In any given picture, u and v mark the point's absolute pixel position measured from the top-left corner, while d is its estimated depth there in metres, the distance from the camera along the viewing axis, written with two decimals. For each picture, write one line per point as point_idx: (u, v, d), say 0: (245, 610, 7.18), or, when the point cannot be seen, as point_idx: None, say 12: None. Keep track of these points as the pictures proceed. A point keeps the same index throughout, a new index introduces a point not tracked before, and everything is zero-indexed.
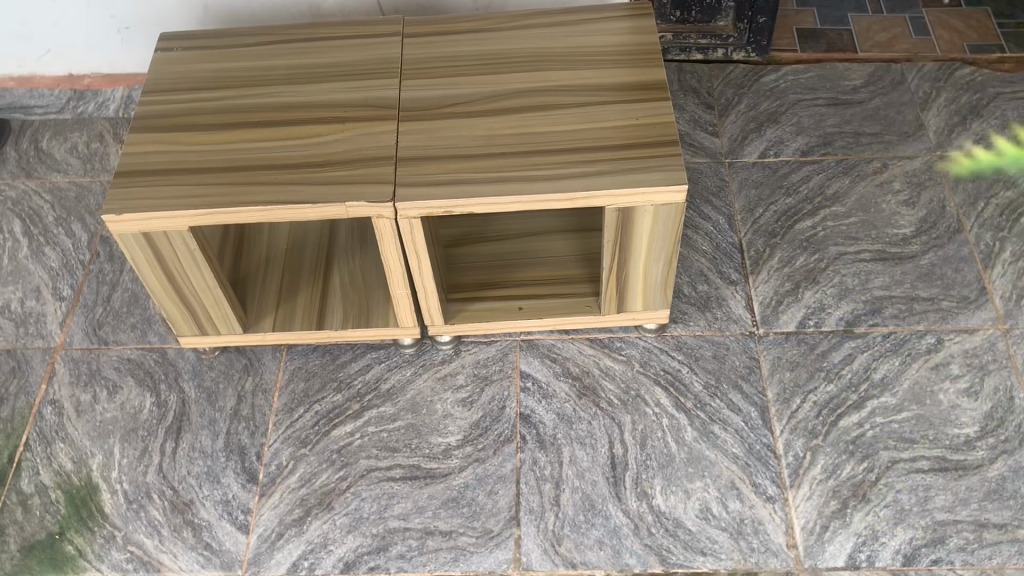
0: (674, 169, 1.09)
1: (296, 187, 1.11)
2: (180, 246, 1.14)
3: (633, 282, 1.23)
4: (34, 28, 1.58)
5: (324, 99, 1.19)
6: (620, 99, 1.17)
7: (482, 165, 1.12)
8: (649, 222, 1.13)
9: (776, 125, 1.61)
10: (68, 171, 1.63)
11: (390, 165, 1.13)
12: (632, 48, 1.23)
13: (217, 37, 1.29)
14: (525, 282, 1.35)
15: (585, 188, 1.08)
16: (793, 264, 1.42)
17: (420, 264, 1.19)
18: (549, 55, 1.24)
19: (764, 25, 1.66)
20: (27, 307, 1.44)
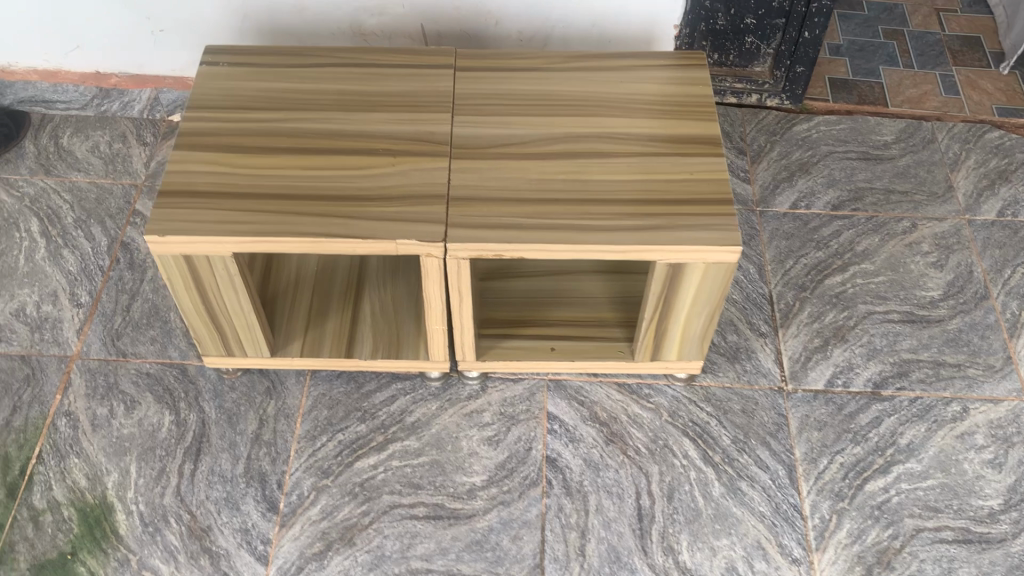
0: (729, 229, 1.08)
1: (346, 220, 1.08)
2: (221, 270, 1.11)
3: (672, 333, 1.22)
4: (65, 25, 1.54)
5: (375, 129, 1.17)
6: (674, 153, 1.16)
7: (534, 210, 1.10)
8: (697, 279, 1.12)
9: (808, 176, 1.62)
10: (89, 171, 1.59)
11: (441, 203, 1.11)
12: (686, 99, 1.22)
13: (264, 54, 1.26)
14: (558, 323, 1.34)
15: (639, 242, 1.07)
16: (823, 320, 1.42)
17: (461, 303, 1.17)
18: (602, 100, 1.23)
19: (801, 75, 1.66)
20: (43, 312, 1.41)
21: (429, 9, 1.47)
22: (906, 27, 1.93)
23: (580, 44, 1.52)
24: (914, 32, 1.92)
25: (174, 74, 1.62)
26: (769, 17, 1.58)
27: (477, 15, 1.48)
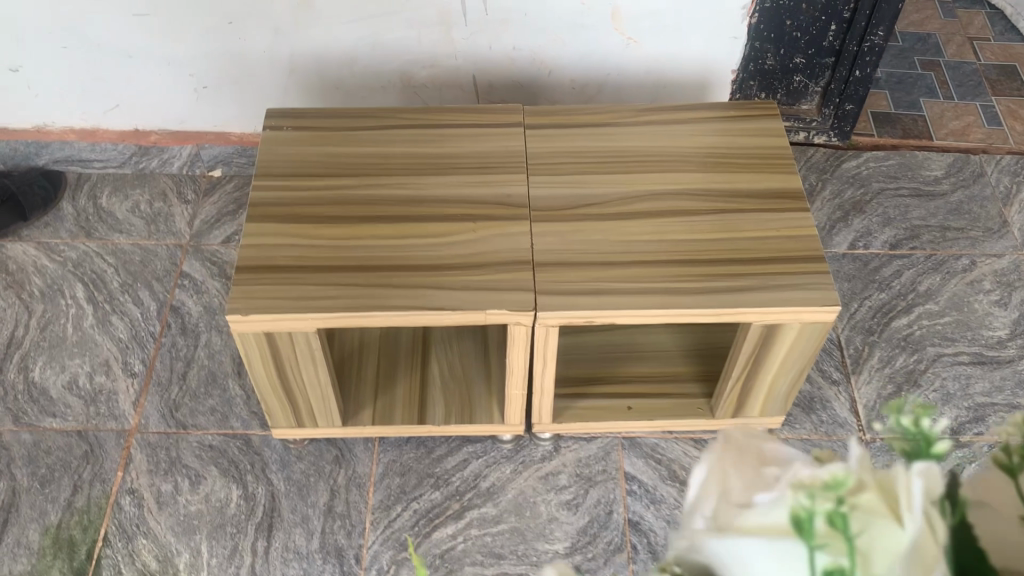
0: (825, 288, 1.05)
1: (432, 291, 1.05)
2: (301, 346, 1.08)
3: (758, 390, 1.19)
4: (105, 85, 1.49)
5: (452, 194, 1.14)
6: (759, 208, 1.13)
7: (624, 273, 1.07)
8: (790, 338, 1.09)
9: (863, 215, 1.61)
10: (131, 232, 1.55)
11: (527, 270, 1.08)
12: (763, 152, 1.20)
13: (328, 119, 1.24)
14: (632, 379, 1.30)
15: (736, 304, 1.04)
16: (893, 364, 1.40)
17: (544, 369, 1.14)
18: (678, 155, 1.20)
19: (850, 112, 1.65)
20: (96, 383, 1.36)
21: (482, 61, 1.44)
22: (941, 57, 1.93)
23: (632, 96, 1.50)
24: (950, 62, 1.92)
25: (216, 129, 1.56)
26: (818, 57, 1.55)
27: (532, 64, 1.45)
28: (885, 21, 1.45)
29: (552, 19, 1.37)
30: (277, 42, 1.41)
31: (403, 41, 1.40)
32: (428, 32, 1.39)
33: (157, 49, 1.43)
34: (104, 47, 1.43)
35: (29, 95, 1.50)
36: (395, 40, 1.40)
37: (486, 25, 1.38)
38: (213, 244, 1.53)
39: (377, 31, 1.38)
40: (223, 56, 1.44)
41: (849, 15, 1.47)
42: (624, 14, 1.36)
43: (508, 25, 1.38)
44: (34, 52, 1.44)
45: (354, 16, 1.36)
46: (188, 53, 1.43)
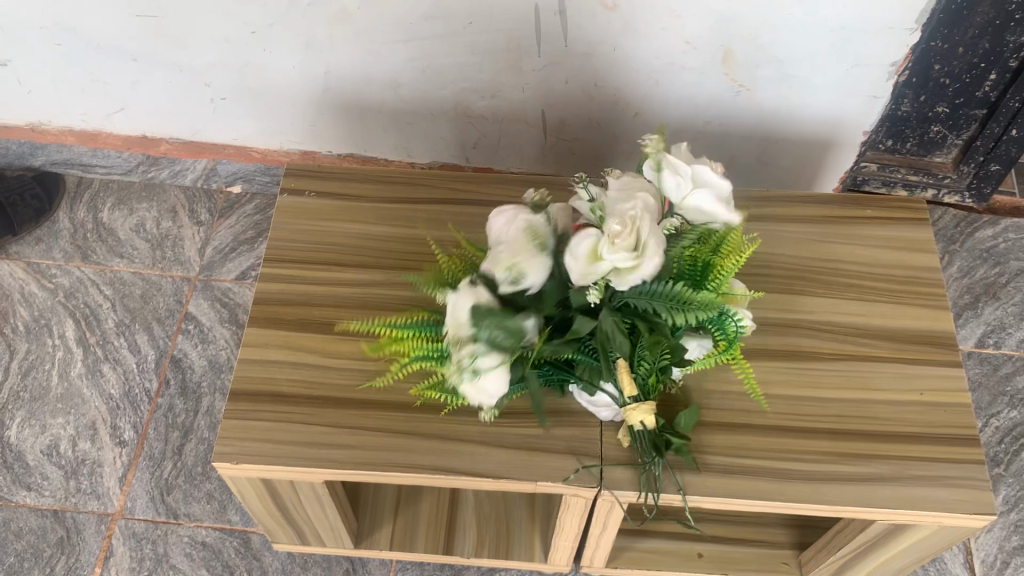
0: (972, 485, 0.81)
1: (470, 449, 0.83)
2: (305, 489, 0.88)
3: (861, 565, 0.95)
4: (108, 89, 1.27)
5: None
6: (896, 358, 0.89)
7: (714, 441, 0.83)
8: (925, 531, 0.84)
9: (997, 301, 1.34)
10: (133, 257, 1.36)
11: (594, 426, 0.84)
12: (905, 276, 0.95)
13: (363, 181, 1.02)
14: (703, 515, 1.08)
15: (857, 505, 0.80)
16: (1020, 509, 1.16)
17: (602, 531, 0.91)
18: (797, 270, 0.95)
19: (994, 173, 1.36)
20: (79, 451, 1.18)
21: (556, 94, 1.18)
22: None
23: (741, 166, 1.27)
24: None
25: (236, 143, 1.34)
26: (966, 107, 1.26)
27: (615, 104, 1.18)
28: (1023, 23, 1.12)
29: (645, 55, 1.10)
30: (308, 57, 1.16)
31: (461, 68, 1.15)
32: (492, 60, 1.13)
33: (168, 54, 1.18)
34: (102, 48, 1.19)
35: (21, 93, 1.28)
36: (452, 65, 1.15)
37: (564, 58, 1.11)
38: (225, 280, 1.33)
39: (430, 53, 1.13)
40: (244, 67, 1.19)
41: (1017, 64, 1.18)
42: (738, 59, 1.08)
43: (592, 59, 1.11)
44: (23, 49, 1.20)
45: (403, 36, 1.11)
46: (206, 61, 1.19)
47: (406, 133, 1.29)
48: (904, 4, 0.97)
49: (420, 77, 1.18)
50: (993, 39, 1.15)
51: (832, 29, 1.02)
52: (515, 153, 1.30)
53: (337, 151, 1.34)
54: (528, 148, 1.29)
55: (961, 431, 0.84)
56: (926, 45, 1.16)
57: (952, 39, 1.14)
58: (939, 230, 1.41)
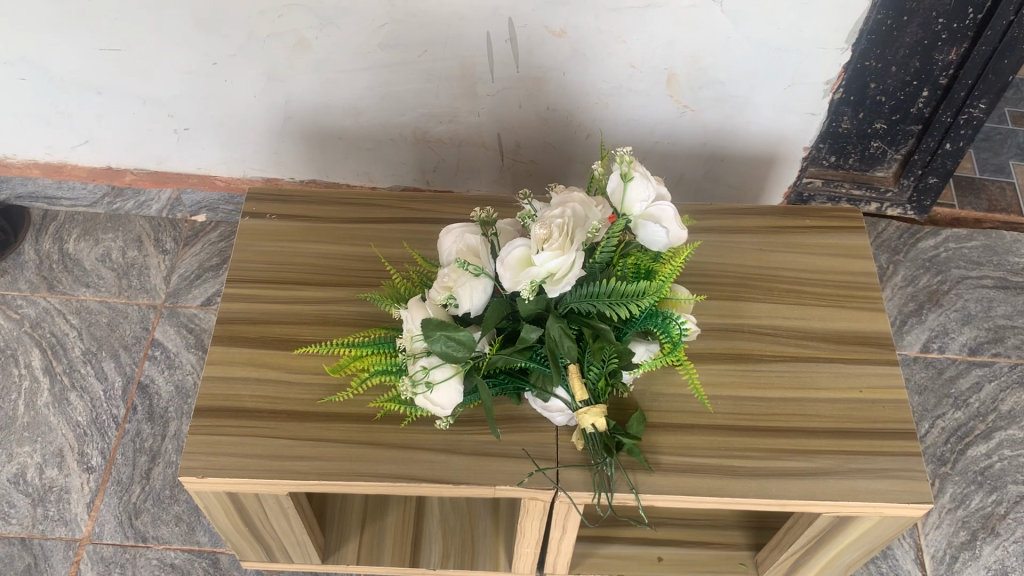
0: (909, 475, 0.85)
1: (430, 456, 0.85)
2: (270, 503, 0.90)
3: (812, 561, 0.99)
4: (72, 122, 1.29)
5: None
6: (835, 357, 0.93)
7: (664, 442, 0.87)
8: (868, 523, 0.88)
9: (939, 308, 1.39)
10: (99, 287, 1.37)
11: (549, 431, 0.88)
12: (842, 281, 1.00)
13: (323, 204, 1.06)
14: (662, 520, 1.11)
15: (802, 498, 0.83)
16: (967, 505, 1.20)
17: (562, 536, 0.94)
18: (740, 278, 1.00)
19: (932, 185, 1.42)
20: (47, 479, 1.19)
21: (510, 118, 1.23)
22: None
23: (690, 183, 1.32)
24: None
25: (200, 172, 1.37)
26: (903, 123, 1.32)
27: (568, 126, 1.23)
28: (951, 41, 1.18)
29: (593, 79, 1.15)
30: (270, 87, 1.20)
31: (418, 94, 1.19)
32: (447, 87, 1.18)
33: (132, 86, 1.22)
34: (67, 82, 1.22)
35: None
36: (408, 91, 1.19)
37: (517, 83, 1.16)
38: (191, 307, 1.35)
39: (388, 81, 1.17)
40: (207, 97, 1.22)
41: (947, 81, 1.24)
42: (682, 81, 1.14)
43: (544, 83, 1.16)
44: None
45: (360, 65, 1.15)
46: (169, 93, 1.22)
47: (367, 158, 1.32)
48: (833, 25, 1.03)
49: (379, 104, 1.22)
50: (923, 57, 1.21)
51: (769, 51, 1.08)
52: (474, 176, 1.34)
53: (300, 177, 1.37)
54: (485, 171, 1.33)
55: (898, 424, 0.89)
56: (860, 64, 1.22)
57: (885, 59, 1.21)
58: (881, 241, 1.48)
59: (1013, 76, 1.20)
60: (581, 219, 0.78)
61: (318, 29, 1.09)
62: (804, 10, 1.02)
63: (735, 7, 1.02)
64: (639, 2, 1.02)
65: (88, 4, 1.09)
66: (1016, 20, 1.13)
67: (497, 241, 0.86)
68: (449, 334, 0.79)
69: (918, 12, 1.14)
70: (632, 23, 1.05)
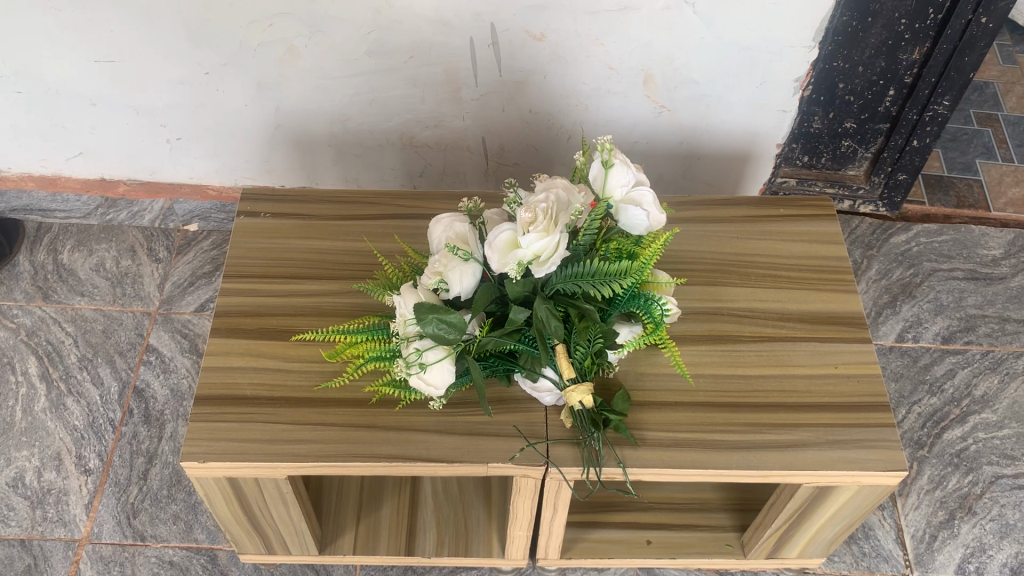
0: (884, 445, 0.89)
1: (424, 437, 0.88)
2: (269, 489, 0.92)
3: (795, 536, 1.02)
4: (67, 134, 1.33)
5: None
6: (811, 336, 0.98)
7: (650, 419, 0.91)
8: (847, 493, 0.92)
9: (912, 300, 1.44)
10: (94, 295, 1.40)
11: (538, 411, 0.91)
12: (815, 266, 1.04)
13: (316, 203, 1.10)
14: (651, 506, 1.14)
15: (783, 468, 0.87)
16: (945, 487, 1.24)
17: (553, 513, 0.97)
18: (719, 264, 1.05)
19: (902, 182, 1.47)
20: (45, 482, 1.21)
21: (494, 121, 1.27)
22: (1000, 109, 1.75)
23: (669, 182, 1.37)
24: (1011, 117, 1.74)
25: (192, 182, 1.41)
26: (871, 122, 1.37)
27: (549, 128, 1.27)
28: (915, 38, 1.23)
29: (573, 82, 1.19)
30: (261, 96, 1.24)
31: (404, 100, 1.23)
32: (432, 92, 1.22)
33: (126, 97, 1.25)
34: (62, 94, 1.25)
35: None
36: (395, 97, 1.23)
37: (500, 87, 1.20)
38: (185, 313, 1.38)
39: (375, 87, 1.21)
40: (199, 107, 1.26)
41: (912, 80, 1.30)
42: (658, 81, 1.19)
43: (526, 86, 1.20)
44: None
45: (348, 72, 1.19)
46: (162, 103, 1.26)
47: (355, 165, 1.36)
48: (800, 24, 1.09)
49: (367, 110, 1.26)
50: (887, 57, 1.26)
51: (739, 51, 1.13)
52: (460, 180, 1.39)
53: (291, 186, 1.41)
54: (471, 175, 1.37)
55: (873, 397, 0.93)
56: (828, 65, 1.27)
57: (852, 59, 1.26)
58: (856, 236, 1.53)
59: (974, 73, 1.26)
60: (564, 204, 0.82)
61: (308, 37, 1.13)
62: (771, 9, 1.07)
63: (706, 8, 1.07)
64: (616, 6, 1.07)
65: (84, 17, 1.13)
66: (974, 19, 1.18)
67: (484, 228, 0.89)
68: (440, 318, 0.82)
69: (881, 13, 1.20)
70: (609, 27, 1.10)
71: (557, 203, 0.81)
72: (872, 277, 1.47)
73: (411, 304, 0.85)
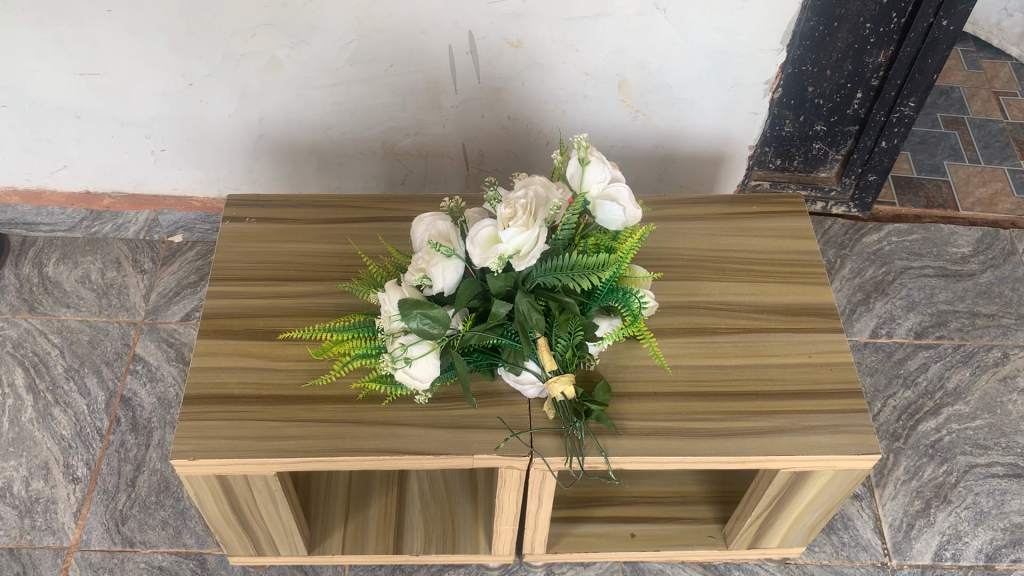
0: (857, 429, 0.91)
1: (411, 431, 0.90)
2: (258, 487, 0.94)
3: (776, 524, 1.05)
4: (52, 147, 1.34)
5: None
6: (784, 326, 1.01)
7: (630, 408, 0.93)
8: (824, 478, 0.95)
9: (885, 297, 1.48)
10: (80, 307, 1.41)
11: (522, 403, 0.93)
12: (787, 260, 1.08)
13: (301, 208, 1.12)
14: (634, 500, 1.16)
15: (761, 453, 0.89)
16: (920, 476, 1.27)
17: (538, 506, 0.99)
18: (695, 260, 1.08)
19: (872, 183, 1.51)
20: (33, 491, 1.21)
21: (473, 128, 1.30)
22: (966, 113, 1.80)
23: (645, 185, 1.40)
24: (976, 119, 1.79)
25: (177, 193, 1.43)
26: (841, 124, 1.41)
27: (528, 134, 1.30)
28: (881, 41, 1.27)
29: (550, 88, 1.22)
30: (244, 105, 1.26)
31: (386, 108, 1.26)
32: (413, 100, 1.25)
33: (111, 109, 1.27)
34: (47, 107, 1.27)
35: None
36: (377, 105, 1.26)
37: (478, 94, 1.23)
38: (171, 322, 1.39)
39: (357, 96, 1.24)
40: (184, 118, 1.28)
41: (878, 82, 1.34)
42: (633, 86, 1.22)
43: (504, 93, 1.23)
44: None
45: (329, 81, 1.21)
46: (147, 115, 1.28)
47: (338, 173, 1.39)
48: (768, 28, 1.12)
49: (349, 118, 1.28)
50: (854, 61, 1.30)
51: (710, 55, 1.17)
52: (441, 187, 1.41)
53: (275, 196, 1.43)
54: (452, 182, 1.40)
55: (846, 383, 0.95)
56: (797, 69, 1.31)
57: (820, 63, 1.30)
58: (829, 237, 1.57)
59: (937, 75, 1.30)
60: (543, 200, 0.84)
61: (290, 48, 1.16)
62: (740, 13, 1.10)
63: (677, 13, 1.10)
64: (590, 12, 1.10)
65: (69, 30, 1.15)
66: (935, 22, 1.23)
67: (465, 226, 0.91)
68: (424, 313, 0.84)
69: (847, 18, 1.24)
70: (584, 33, 1.13)
71: (540, 206, 0.83)
72: (846, 275, 1.51)
73: (396, 301, 0.86)
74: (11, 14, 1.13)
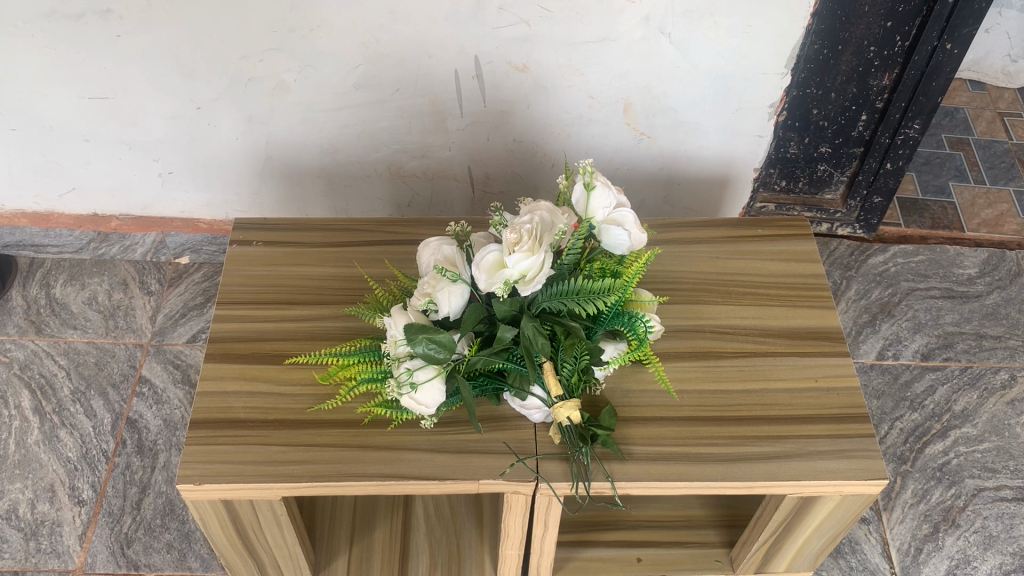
0: (863, 454, 0.91)
1: (417, 456, 0.90)
2: (263, 512, 0.93)
3: (783, 549, 1.04)
4: (61, 170, 1.35)
5: None
6: (790, 349, 1.00)
7: (636, 433, 0.93)
8: (831, 504, 0.94)
9: (891, 318, 1.48)
10: (86, 328, 1.42)
11: (527, 428, 0.93)
12: (793, 283, 1.08)
13: (307, 230, 1.13)
14: (640, 524, 1.16)
15: (767, 479, 0.89)
16: (928, 500, 1.26)
17: (544, 532, 0.99)
18: (700, 283, 1.08)
19: (877, 205, 1.51)
20: (38, 513, 1.21)
21: (479, 151, 1.30)
22: (970, 134, 1.81)
23: (651, 207, 1.40)
24: (981, 141, 1.79)
25: (183, 215, 1.44)
26: (846, 146, 1.41)
27: (533, 156, 1.31)
28: (885, 63, 1.27)
29: (555, 111, 1.23)
30: (251, 129, 1.27)
31: (393, 131, 1.26)
32: (418, 122, 1.25)
33: (119, 132, 1.28)
34: (55, 130, 1.28)
35: None
36: (384, 128, 1.26)
37: (484, 117, 1.24)
38: (178, 344, 1.40)
39: (363, 119, 1.25)
40: (191, 141, 1.29)
41: (882, 105, 1.34)
42: (637, 109, 1.22)
43: (510, 116, 1.24)
44: None
45: (336, 104, 1.22)
46: (154, 138, 1.29)
47: (344, 196, 1.39)
48: (773, 51, 1.13)
49: (355, 141, 1.29)
50: (858, 84, 1.31)
51: (716, 78, 1.17)
52: (447, 210, 1.42)
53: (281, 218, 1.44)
54: (457, 204, 1.40)
55: (853, 407, 0.95)
56: (801, 92, 1.32)
57: (825, 86, 1.31)
58: (835, 258, 1.57)
59: (941, 97, 1.30)
60: (548, 225, 0.84)
61: (297, 71, 1.17)
62: (745, 38, 1.11)
63: (682, 38, 1.11)
64: (594, 37, 1.11)
65: (78, 54, 1.16)
66: (939, 45, 1.23)
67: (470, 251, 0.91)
68: (429, 337, 0.84)
69: (851, 41, 1.24)
70: (589, 57, 1.14)
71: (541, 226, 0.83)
72: (852, 297, 1.51)
73: (401, 325, 0.87)
74: (23, 39, 1.14)
